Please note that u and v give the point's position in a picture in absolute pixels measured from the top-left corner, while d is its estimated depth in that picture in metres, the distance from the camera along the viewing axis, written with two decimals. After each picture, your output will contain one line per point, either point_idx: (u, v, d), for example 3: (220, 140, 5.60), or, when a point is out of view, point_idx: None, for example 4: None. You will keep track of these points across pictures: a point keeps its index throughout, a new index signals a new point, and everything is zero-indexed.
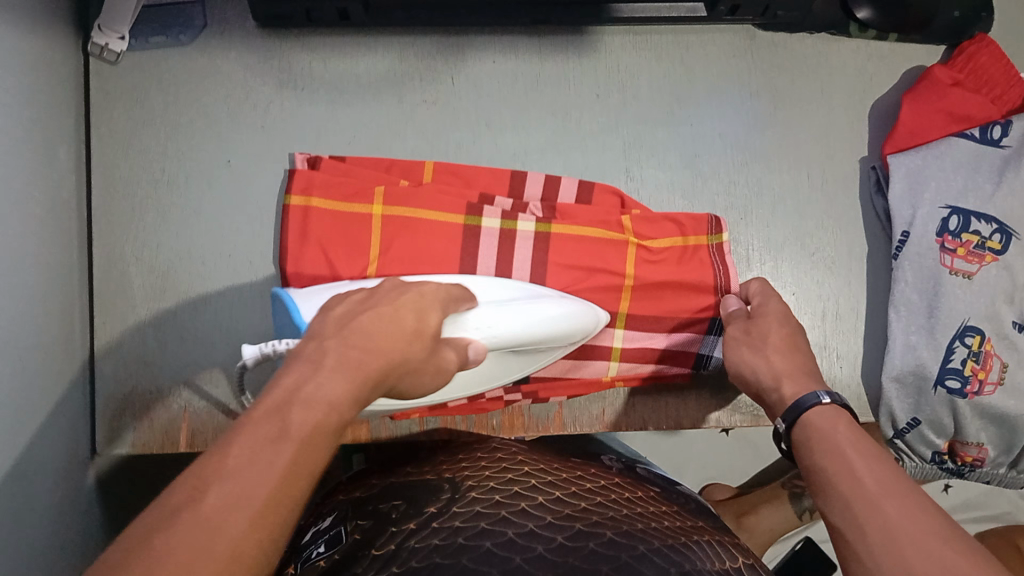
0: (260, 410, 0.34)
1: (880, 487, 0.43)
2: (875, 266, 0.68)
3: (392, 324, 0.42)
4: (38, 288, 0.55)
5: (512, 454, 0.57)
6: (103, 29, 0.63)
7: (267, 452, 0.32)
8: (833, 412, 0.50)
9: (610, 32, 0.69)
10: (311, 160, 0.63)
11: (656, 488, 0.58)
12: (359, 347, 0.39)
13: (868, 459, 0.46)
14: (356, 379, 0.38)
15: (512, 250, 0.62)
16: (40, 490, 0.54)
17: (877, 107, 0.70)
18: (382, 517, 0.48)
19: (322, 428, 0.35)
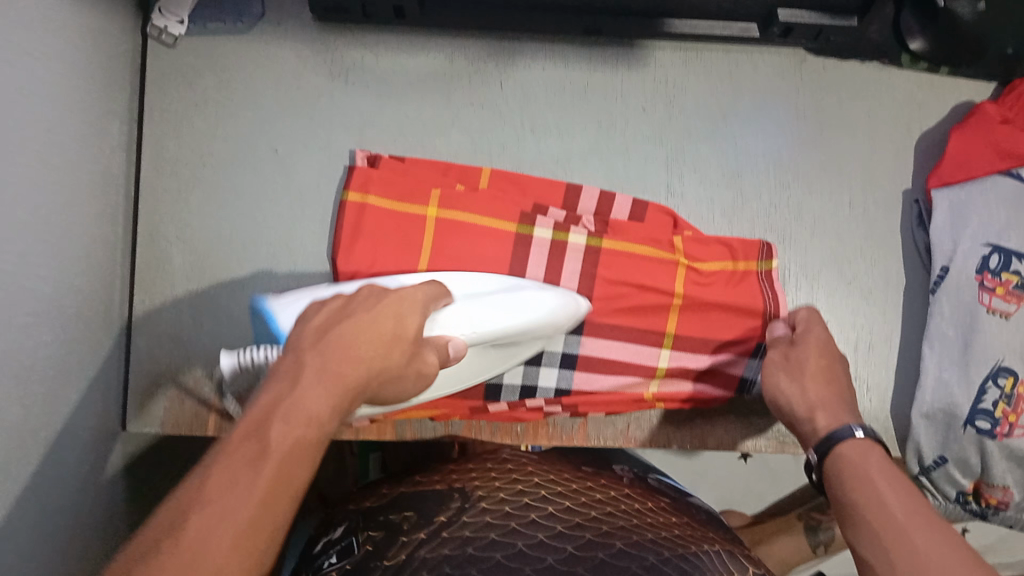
0: (241, 435, 0.39)
1: (906, 520, 0.44)
2: (911, 298, 0.68)
3: (368, 331, 0.46)
4: (82, 256, 0.56)
5: (523, 466, 0.57)
6: (163, 12, 0.65)
7: (243, 472, 0.37)
8: (868, 447, 0.50)
9: (660, 47, 0.69)
10: (371, 158, 0.65)
11: (667, 501, 0.57)
12: (335, 357, 0.43)
13: (898, 494, 0.46)
14: (337, 390, 0.42)
15: (560, 260, 0.64)
16: (70, 456, 0.54)
17: (924, 138, 0.70)
18: (394, 527, 0.48)
19: (302, 443, 0.39)
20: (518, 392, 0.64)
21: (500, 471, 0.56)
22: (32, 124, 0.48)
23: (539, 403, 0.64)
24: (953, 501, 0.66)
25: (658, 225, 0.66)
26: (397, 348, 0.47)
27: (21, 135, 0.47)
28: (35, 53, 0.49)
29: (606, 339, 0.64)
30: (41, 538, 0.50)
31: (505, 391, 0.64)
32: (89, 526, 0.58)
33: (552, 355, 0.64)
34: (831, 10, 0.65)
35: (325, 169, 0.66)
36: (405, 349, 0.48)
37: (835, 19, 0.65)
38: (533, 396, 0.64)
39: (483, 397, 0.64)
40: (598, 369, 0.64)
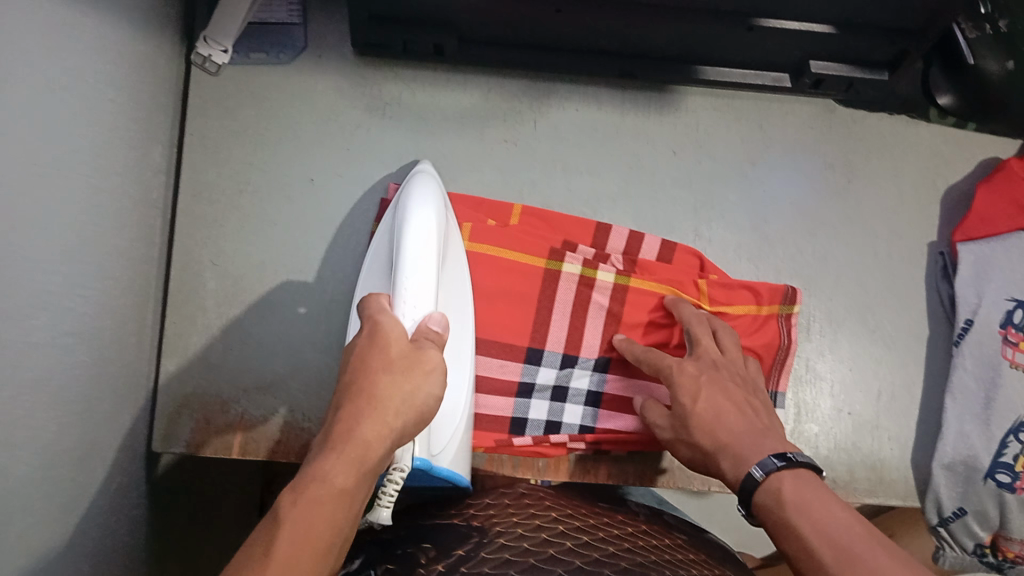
0: (262, 528, 0.38)
1: (837, 567, 0.43)
2: (934, 351, 0.68)
3: (371, 374, 0.43)
4: (119, 279, 0.56)
5: (540, 501, 0.57)
6: (208, 41, 0.65)
7: (260, 549, 0.36)
8: (783, 479, 0.49)
9: (692, 93, 0.71)
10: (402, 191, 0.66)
11: (682, 535, 0.58)
12: (347, 415, 0.42)
13: (825, 528, 0.45)
14: (358, 452, 0.40)
15: (586, 297, 0.65)
16: (98, 478, 0.54)
17: (950, 192, 0.71)
18: (412, 560, 0.48)
19: (315, 507, 0.38)
20: (543, 427, 0.64)
21: (515, 506, 0.56)
22: (78, 148, 0.49)
23: (563, 438, 0.64)
24: (970, 554, 0.66)
25: (685, 268, 0.67)
26: (394, 368, 0.43)
27: (68, 160, 0.48)
28: (83, 78, 0.50)
29: (627, 376, 0.65)
30: (69, 563, 0.50)
31: (530, 425, 0.64)
32: (114, 552, 0.58)
33: (576, 392, 0.65)
34: (863, 64, 0.66)
35: (359, 200, 0.67)
36: (401, 364, 0.44)
37: (867, 73, 0.66)
38: (557, 431, 0.64)
39: (508, 430, 0.64)
40: (620, 406, 0.65)
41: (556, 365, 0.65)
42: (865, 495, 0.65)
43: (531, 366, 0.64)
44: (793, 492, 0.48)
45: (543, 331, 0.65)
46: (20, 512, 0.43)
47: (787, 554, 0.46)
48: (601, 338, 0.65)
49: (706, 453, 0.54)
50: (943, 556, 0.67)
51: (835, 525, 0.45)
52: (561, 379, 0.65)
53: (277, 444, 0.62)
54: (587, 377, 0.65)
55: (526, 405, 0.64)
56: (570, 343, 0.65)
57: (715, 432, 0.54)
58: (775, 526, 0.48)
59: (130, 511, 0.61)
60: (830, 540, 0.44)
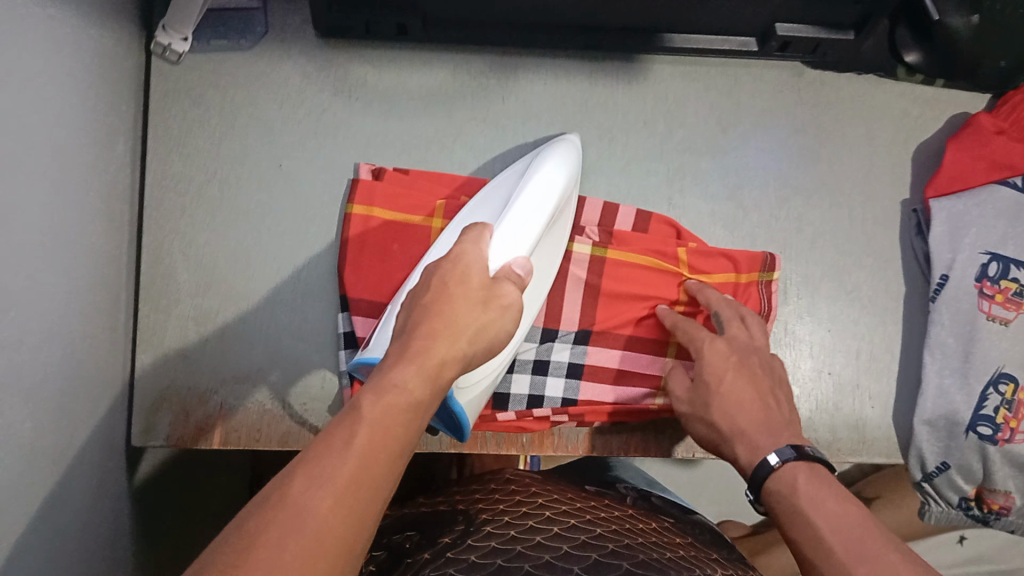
0: (336, 421, 0.39)
1: (844, 551, 0.44)
2: (910, 308, 0.68)
3: (450, 300, 0.46)
4: (88, 274, 0.56)
5: (527, 487, 0.57)
6: (167, 30, 0.64)
7: (338, 440, 0.37)
8: (798, 471, 0.50)
9: (660, 61, 0.70)
10: (375, 171, 0.66)
11: (671, 520, 0.58)
12: (423, 334, 0.44)
13: (837, 520, 0.46)
14: (427, 365, 0.42)
15: (564, 270, 0.65)
16: (77, 476, 0.54)
17: (922, 149, 0.71)
18: (397, 548, 0.50)
19: (393, 412, 0.39)
20: (525, 402, 0.63)
21: (503, 492, 0.56)
22: (39, 143, 0.48)
23: (546, 412, 0.63)
24: (957, 509, 0.66)
25: (662, 237, 0.66)
26: (471, 300, 0.47)
27: (29, 155, 0.47)
28: (41, 70, 0.49)
29: (611, 346, 0.65)
30: (50, 560, 0.50)
31: (513, 401, 0.63)
32: (97, 549, 0.57)
33: (557, 366, 0.64)
34: (829, 25, 0.66)
35: (330, 186, 0.66)
36: (481, 297, 0.47)
37: (834, 33, 0.66)
38: (540, 405, 0.64)
39: (491, 407, 0.63)
40: (604, 377, 0.64)
41: (535, 339, 0.65)
42: (850, 454, 0.66)
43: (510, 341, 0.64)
44: (808, 483, 0.49)
45: None
46: None
47: (793, 540, 0.48)
48: (579, 310, 0.65)
49: (721, 434, 0.56)
50: (927, 512, 0.66)
51: (842, 515, 0.46)
52: (542, 353, 0.65)
53: (257, 433, 0.62)
54: (567, 350, 0.65)
55: (507, 380, 0.64)
56: (549, 316, 0.65)
57: (733, 417, 0.56)
58: (786, 515, 0.49)
59: (113, 506, 0.60)
60: (841, 530, 0.45)
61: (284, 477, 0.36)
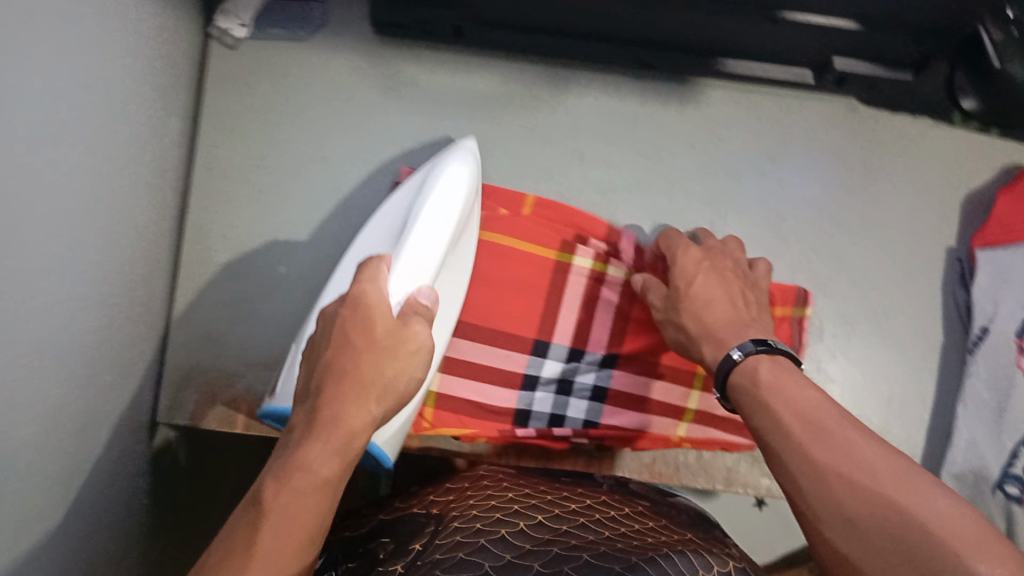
0: (243, 513, 0.41)
1: (806, 435, 0.44)
2: (948, 357, 0.67)
3: (356, 355, 0.46)
4: (129, 248, 0.56)
5: (499, 481, 0.57)
6: (227, 14, 0.65)
7: (242, 542, 0.39)
8: (760, 361, 0.50)
9: (713, 86, 0.70)
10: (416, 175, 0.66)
11: (647, 504, 0.57)
12: (331, 399, 0.44)
13: (799, 405, 0.46)
14: (337, 440, 0.43)
15: (595, 292, 0.65)
16: (100, 447, 0.54)
17: (972, 198, 0.69)
18: (371, 556, 0.48)
19: (294, 500, 0.40)
20: (546, 420, 0.63)
21: (475, 489, 0.55)
22: (91, 112, 0.49)
23: (567, 432, 0.63)
24: None
25: None
26: (377, 350, 0.46)
27: (82, 126, 0.48)
28: (99, 41, 0.49)
29: (636, 372, 0.64)
30: (67, 529, 0.50)
31: (534, 418, 0.63)
32: (112, 522, 0.57)
33: (582, 387, 0.64)
34: (886, 64, 0.65)
35: (373, 183, 0.67)
36: (386, 346, 0.47)
37: (892, 72, 0.66)
38: (561, 425, 0.63)
39: (511, 421, 0.63)
40: (627, 403, 0.64)
41: (562, 358, 0.64)
42: None
43: (536, 358, 0.64)
44: (771, 374, 0.49)
45: (551, 323, 0.64)
46: (20, 471, 0.43)
47: (755, 428, 0.47)
48: (609, 335, 0.64)
49: (689, 335, 0.56)
50: None
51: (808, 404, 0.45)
52: (567, 373, 0.64)
53: None
54: (593, 372, 0.64)
55: (530, 397, 0.63)
56: (578, 337, 0.64)
57: (701, 316, 0.55)
58: (748, 403, 0.49)
59: (131, 481, 0.61)
60: (804, 415, 0.45)
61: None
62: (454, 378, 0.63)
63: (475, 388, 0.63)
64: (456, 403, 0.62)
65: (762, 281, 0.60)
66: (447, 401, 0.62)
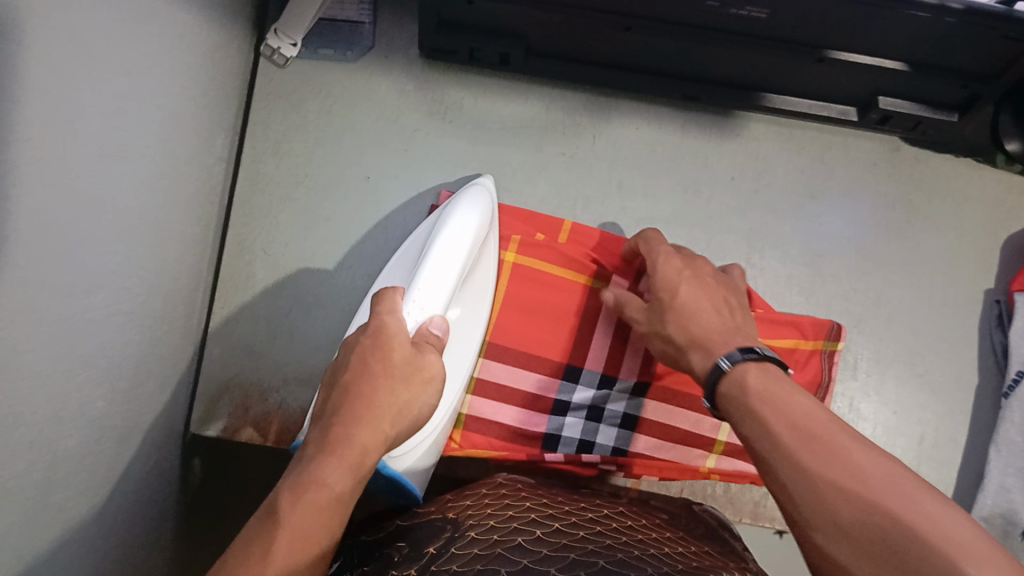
0: (257, 526, 0.41)
1: (795, 441, 0.43)
2: (982, 399, 0.66)
3: (372, 379, 0.47)
4: (174, 261, 0.57)
5: (517, 491, 0.57)
6: (279, 34, 0.66)
7: (261, 549, 0.39)
8: (748, 369, 0.48)
9: (755, 119, 0.70)
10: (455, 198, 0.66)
11: (665, 517, 0.58)
12: (343, 419, 0.46)
13: (786, 412, 0.44)
14: (351, 457, 0.44)
15: (629, 321, 0.65)
16: (138, 455, 0.55)
17: (1012, 240, 0.69)
18: (385, 560, 0.47)
19: (310, 511, 0.41)
20: (575, 445, 0.64)
21: (492, 497, 0.55)
22: (150, 132, 0.50)
23: (595, 459, 0.63)
24: None
25: None
26: (393, 376, 0.48)
27: (139, 145, 0.49)
28: (159, 61, 0.51)
29: (667, 402, 0.64)
30: (103, 536, 0.51)
31: (564, 444, 0.63)
32: (144, 528, 0.58)
33: (612, 415, 0.64)
34: (933, 104, 0.65)
35: (414, 204, 0.67)
36: (403, 373, 0.48)
37: (937, 112, 0.65)
38: (590, 451, 0.64)
39: (540, 445, 0.63)
40: (656, 432, 0.64)
41: (594, 385, 0.64)
42: None
43: (568, 383, 0.64)
44: (757, 380, 0.47)
45: (583, 349, 0.64)
46: (63, 481, 0.44)
47: (745, 437, 0.46)
48: (641, 362, 0.64)
49: (680, 347, 0.54)
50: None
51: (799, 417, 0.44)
52: (598, 400, 0.64)
53: None
54: (624, 400, 0.64)
55: (560, 421, 0.64)
56: (610, 362, 0.64)
57: (690, 327, 0.54)
58: (737, 412, 0.47)
59: (164, 488, 0.62)
60: (794, 422, 0.44)
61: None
62: (485, 400, 0.63)
63: (506, 411, 0.63)
64: (487, 424, 0.63)
65: (739, 284, 0.60)
66: (478, 423, 0.63)
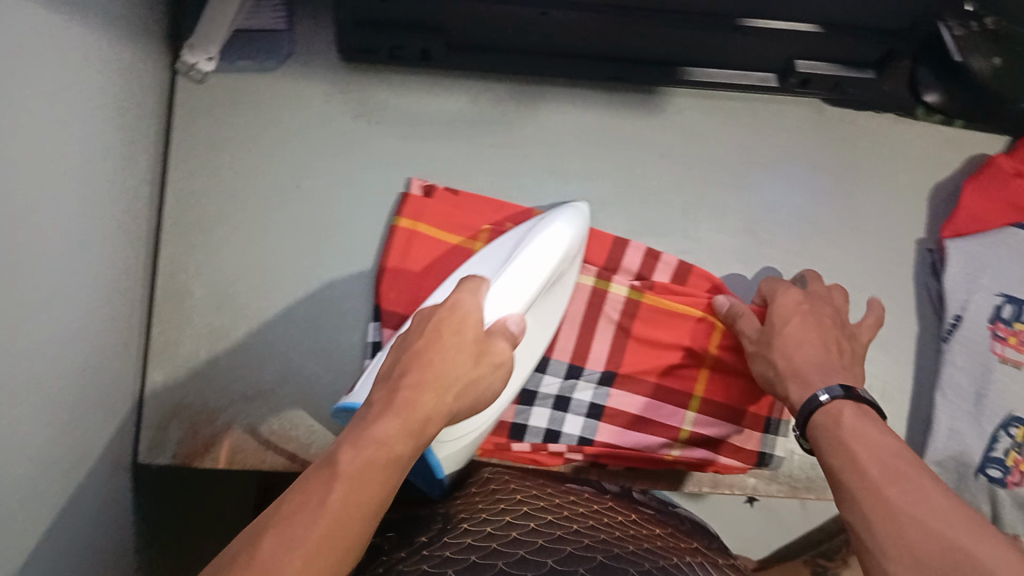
0: (311, 474, 0.40)
1: (882, 475, 0.45)
2: (924, 347, 0.68)
3: (442, 347, 0.48)
4: (104, 287, 0.56)
5: (506, 483, 0.57)
6: (194, 49, 0.65)
7: (313, 500, 0.38)
8: (845, 406, 0.51)
9: (679, 94, 0.71)
10: (427, 186, 0.67)
11: (649, 513, 0.59)
12: (411, 384, 0.45)
13: (876, 448, 0.47)
14: (409, 418, 0.43)
15: (598, 309, 0.65)
16: (85, 490, 0.54)
17: (938, 189, 0.71)
18: (378, 548, 0.51)
19: (373, 468, 0.40)
20: (542, 435, 0.63)
21: (483, 493, 0.56)
22: (72, 157, 0.49)
23: (562, 447, 0.63)
24: None
25: (700, 291, 0.66)
26: (465, 350, 0.48)
27: (61, 170, 0.48)
28: (73, 83, 0.49)
29: (634, 391, 0.64)
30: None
31: (530, 432, 0.63)
32: (99, 564, 0.57)
33: (579, 404, 0.64)
34: (848, 63, 0.66)
35: (350, 208, 0.67)
36: (472, 351, 0.48)
37: (853, 71, 0.66)
38: (556, 441, 0.63)
39: (507, 434, 0.63)
40: (625, 421, 0.64)
41: (561, 374, 0.64)
42: None
43: (536, 373, 0.64)
44: (852, 417, 0.50)
45: (551, 340, 0.64)
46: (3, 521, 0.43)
47: (829, 466, 0.48)
48: (608, 351, 0.65)
49: (778, 373, 0.56)
50: None
51: (882, 451, 0.46)
52: (565, 390, 0.64)
53: (265, 450, 0.61)
54: (591, 390, 0.64)
55: (527, 411, 0.63)
56: (577, 353, 0.64)
57: (792, 356, 0.56)
58: (826, 443, 0.50)
59: (117, 521, 0.60)
60: (881, 458, 0.46)
61: (253, 542, 0.36)
62: None
63: None
64: None
65: (857, 331, 0.61)
66: None
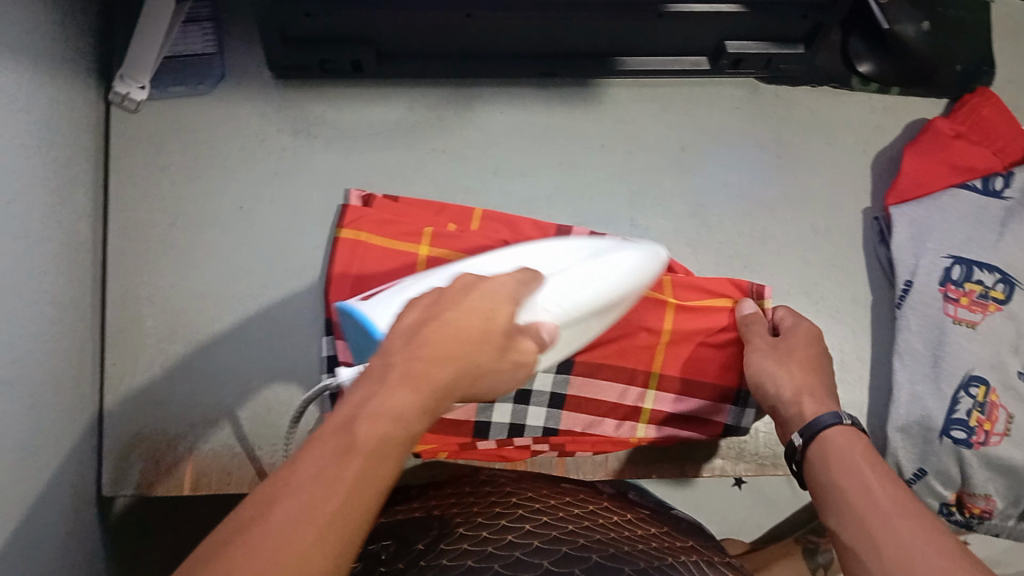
0: (327, 434, 0.34)
1: (896, 505, 0.46)
2: (879, 315, 0.68)
3: (459, 317, 0.39)
4: (53, 322, 0.55)
5: (502, 487, 0.56)
6: (125, 79, 0.66)
7: (324, 475, 0.33)
8: (857, 441, 0.51)
9: (614, 84, 0.72)
10: (365, 197, 0.66)
11: (647, 511, 0.58)
12: (427, 353, 0.37)
13: (883, 479, 0.48)
14: (426, 394, 0.36)
15: None
16: (48, 528, 0.53)
17: (880, 158, 0.71)
18: (374, 557, 0.47)
19: (386, 447, 0.34)
20: (507, 430, 0.63)
21: (478, 496, 0.54)
22: (8, 196, 0.49)
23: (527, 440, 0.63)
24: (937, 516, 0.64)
25: None
26: (492, 345, 0.39)
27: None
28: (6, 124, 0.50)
29: (595, 376, 0.63)
30: None
31: (494, 429, 0.62)
32: None
33: (540, 394, 0.63)
34: (778, 40, 0.67)
35: (296, 223, 0.67)
36: (499, 342, 0.40)
37: (782, 48, 0.67)
38: (520, 435, 0.63)
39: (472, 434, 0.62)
40: (586, 407, 0.63)
41: None
42: None
43: None
44: (856, 446, 0.51)
45: None
46: None
47: (835, 483, 0.49)
48: None
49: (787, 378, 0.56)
50: None
51: (890, 481, 0.48)
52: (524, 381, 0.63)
53: (229, 475, 0.61)
54: (551, 378, 0.63)
55: (489, 410, 0.62)
56: None
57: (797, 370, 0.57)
58: (829, 463, 0.51)
59: (84, 557, 0.60)
60: (890, 489, 0.47)
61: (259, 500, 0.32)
62: None
63: None
64: None
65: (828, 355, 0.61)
66: None
